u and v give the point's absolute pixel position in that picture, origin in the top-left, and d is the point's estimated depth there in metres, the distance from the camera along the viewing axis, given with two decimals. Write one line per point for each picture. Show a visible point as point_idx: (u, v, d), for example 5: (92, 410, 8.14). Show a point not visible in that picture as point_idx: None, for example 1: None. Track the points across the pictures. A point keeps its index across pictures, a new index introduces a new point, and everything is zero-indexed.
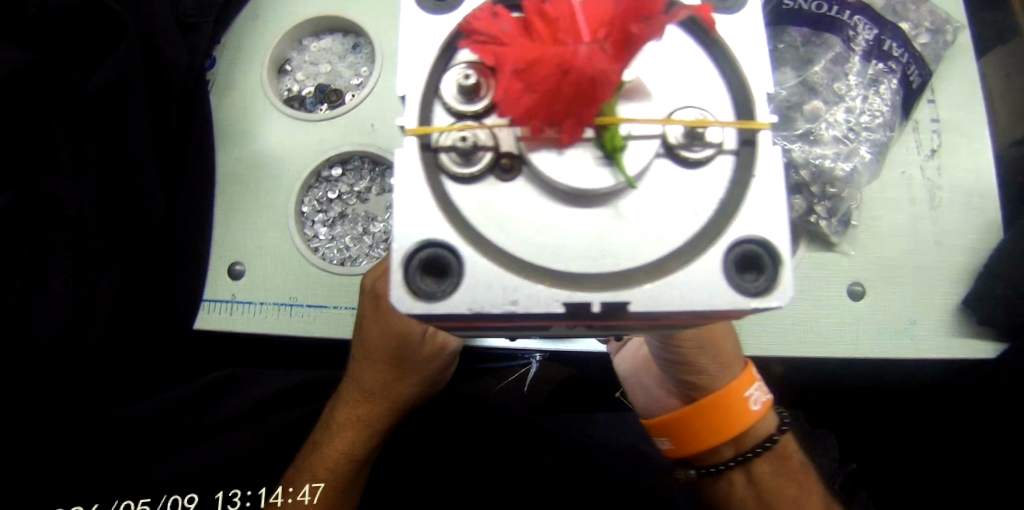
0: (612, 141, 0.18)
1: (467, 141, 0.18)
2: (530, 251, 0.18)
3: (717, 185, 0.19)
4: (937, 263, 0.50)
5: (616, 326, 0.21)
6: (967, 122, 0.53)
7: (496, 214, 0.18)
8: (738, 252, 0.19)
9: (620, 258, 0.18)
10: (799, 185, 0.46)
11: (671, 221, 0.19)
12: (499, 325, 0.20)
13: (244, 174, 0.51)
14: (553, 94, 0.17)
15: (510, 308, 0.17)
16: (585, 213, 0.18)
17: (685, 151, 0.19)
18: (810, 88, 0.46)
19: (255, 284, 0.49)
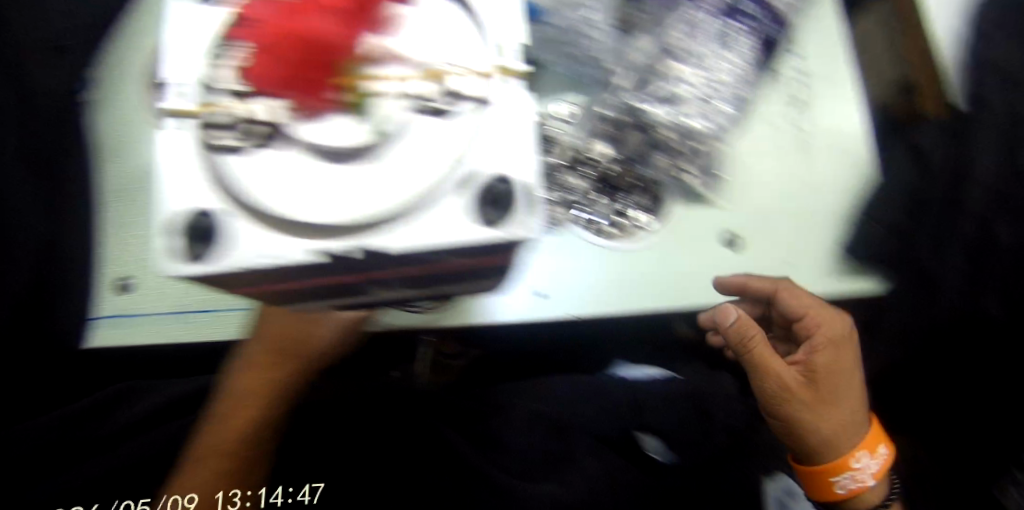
0: (357, 101, 0.28)
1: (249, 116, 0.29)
2: (294, 211, 0.28)
3: (462, 132, 0.29)
4: (810, 209, 0.54)
5: (384, 271, 0.30)
6: (834, 72, 0.56)
7: (262, 181, 0.29)
8: (485, 191, 0.29)
9: (360, 210, 0.28)
10: (669, 144, 0.50)
11: (419, 171, 0.28)
12: (282, 283, 0.32)
13: (127, 187, 0.50)
14: (302, 62, 0.26)
15: (272, 259, 0.28)
16: (337, 166, 0.28)
17: (430, 106, 0.29)
18: (668, 51, 0.50)
19: (143, 296, 0.48)
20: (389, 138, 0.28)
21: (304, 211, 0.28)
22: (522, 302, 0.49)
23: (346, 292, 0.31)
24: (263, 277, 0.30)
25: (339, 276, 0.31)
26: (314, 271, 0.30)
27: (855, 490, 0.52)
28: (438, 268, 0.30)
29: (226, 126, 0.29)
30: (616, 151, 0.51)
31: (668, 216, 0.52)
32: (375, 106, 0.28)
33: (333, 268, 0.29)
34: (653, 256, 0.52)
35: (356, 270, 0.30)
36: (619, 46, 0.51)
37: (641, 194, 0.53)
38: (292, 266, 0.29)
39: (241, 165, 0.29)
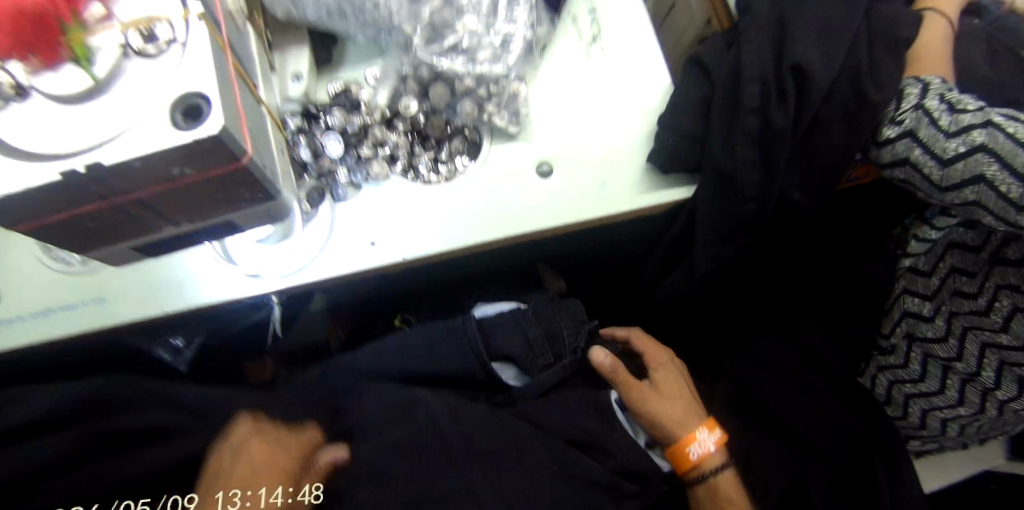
0: (79, 55, 0.31)
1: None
2: (39, 148, 0.32)
3: (170, 67, 0.33)
4: (617, 130, 0.58)
5: (137, 190, 0.34)
6: (622, 6, 0.61)
7: (13, 127, 0.32)
8: (180, 107, 0.32)
9: (98, 137, 0.32)
10: (469, 91, 0.53)
11: (139, 101, 0.32)
12: (51, 219, 0.35)
13: None
14: (18, 29, 0.30)
15: (20, 187, 0.31)
16: (76, 107, 0.32)
17: (141, 48, 0.33)
18: (454, 8, 0.52)
19: (9, 301, 0.53)
20: (111, 76, 0.32)
21: (40, 145, 0.32)
22: (352, 253, 0.52)
23: (120, 214, 0.36)
24: (35, 212, 0.34)
25: (92, 203, 0.34)
26: (71, 200, 0.33)
27: (703, 457, 0.60)
28: (173, 184, 0.34)
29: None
30: (423, 105, 0.54)
31: (484, 154, 0.55)
32: (99, 59, 0.32)
33: (79, 190, 0.33)
34: (471, 192, 0.54)
35: (105, 196, 0.34)
36: (410, 8, 0.52)
37: (457, 140, 0.55)
38: (36, 193, 0.32)
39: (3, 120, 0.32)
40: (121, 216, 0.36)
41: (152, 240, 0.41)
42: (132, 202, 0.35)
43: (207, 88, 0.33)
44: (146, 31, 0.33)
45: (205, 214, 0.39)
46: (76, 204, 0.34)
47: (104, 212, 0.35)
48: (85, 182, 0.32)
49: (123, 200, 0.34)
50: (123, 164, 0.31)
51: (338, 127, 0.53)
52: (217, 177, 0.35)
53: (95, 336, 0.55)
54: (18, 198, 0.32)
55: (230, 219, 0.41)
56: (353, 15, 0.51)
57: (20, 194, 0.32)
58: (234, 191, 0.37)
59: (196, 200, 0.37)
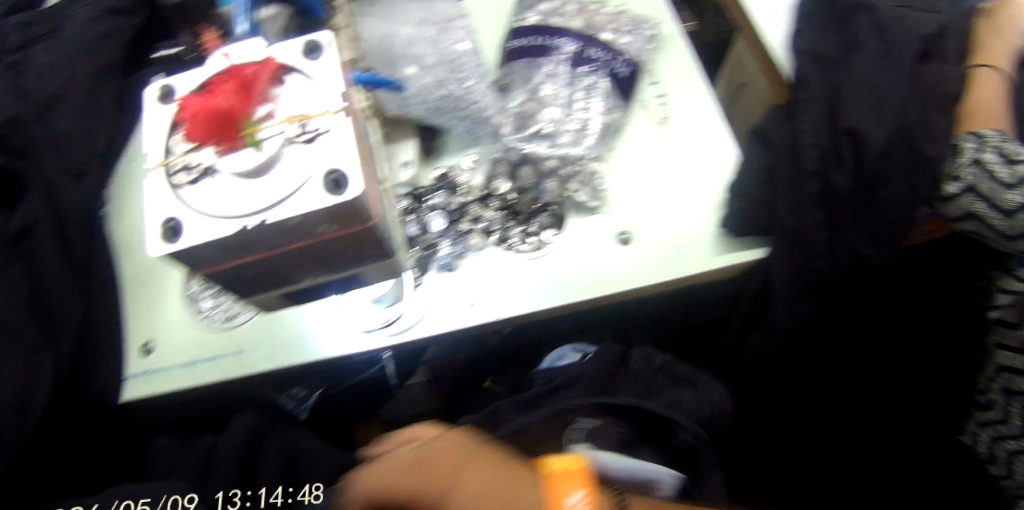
0: (250, 139, 0.36)
1: (189, 161, 0.38)
2: (222, 210, 0.36)
3: (318, 154, 0.36)
4: (689, 199, 0.64)
5: (292, 244, 0.38)
6: (689, 90, 0.69)
7: (202, 198, 0.37)
8: (326, 179, 0.35)
9: (268, 200, 0.36)
10: (554, 170, 0.61)
11: (297, 174, 0.36)
12: (222, 265, 0.39)
13: (145, 279, 0.66)
14: (216, 125, 0.37)
15: (210, 238, 0.36)
16: (252, 183, 0.36)
17: (299, 137, 0.37)
18: (537, 101, 0.62)
19: (165, 355, 0.62)
20: (272, 159, 0.36)
21: (221, 208, 0.36)
22: (456, 316, 0.58)
23: (273, 261, 0.40)
24: (215, 259, 0.39)
25: (256, 252, 0.38)
26: (243, 249, 0.38)
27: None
28: (318, 239, 0.38)
29: (177, 171, 0.38)
30: (513, 185, 0.62)
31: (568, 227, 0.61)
32: (264, 143, 0.36)
33: (250, 242, 0.37)
34: (559, 261, 0.60)
35: (265, 247, 0.38)
36: (499, 102, 0.62)
37: (544, 214, 0.61)
38: (217, 244, 0.37)
39: (191, 189, 0.37)
40: (274, 267, 0.41)
41: (295, 289, 0.45)
42: (284, 254, 0.39)
43: (346, 166, 0.36)
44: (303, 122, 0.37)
45: (339, 265, 0.43)
46: (244, 253, 0.38)
47: (262, 260, 0.40)
48: (255, 234, 0.36)
49: (278, 251, 0.38)
50: (284, 222, 0.36)
51: (443, 207, 0.61)
52: (353, 232, 0.39)
53: (228, 391, 0.62)
54: (203, 246, 0.36)
55: (358, 269, 0.45)
56: (452, 111, 0.60)
57: (207, 242, 0.36)
58: (362, 247, 0.41)
59: (334, 252, 0.41)
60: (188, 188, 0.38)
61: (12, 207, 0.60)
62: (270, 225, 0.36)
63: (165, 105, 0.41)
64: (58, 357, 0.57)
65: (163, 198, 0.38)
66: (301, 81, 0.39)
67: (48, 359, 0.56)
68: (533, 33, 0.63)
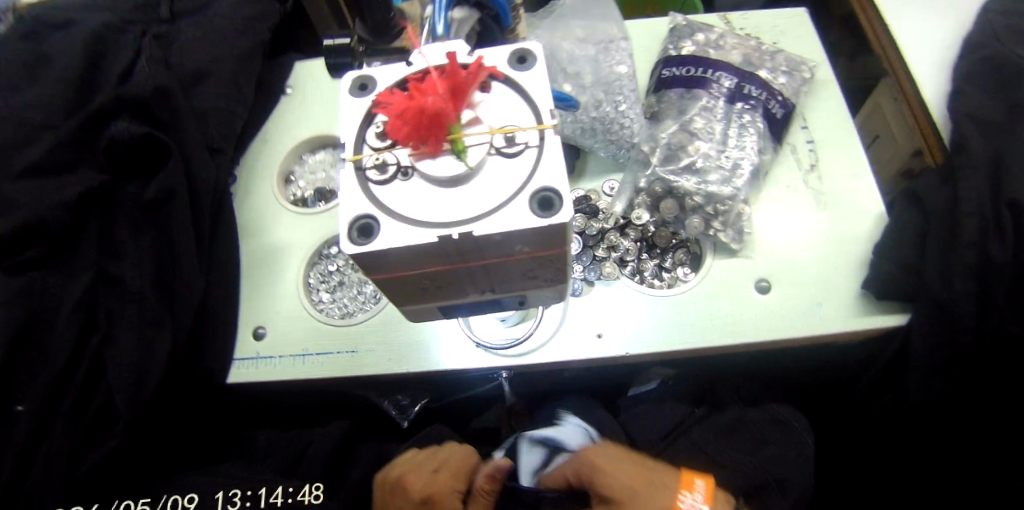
0: (456, 148, 0.29)
1: (380, 161, 0.30)
2: (423, 214, 0.28)
3: (527, 165, 0.29)
4: (833, 254, 0.59)
5: (485, 259, 0.30)
6: (839, 140, 0.66)
7: (398, 197, 0.29)
8: (540, 194, 0.27)
9: (474, 209, 0.28)
10: (698, 208, 0.58)
11: (506, 188, 0.28)
12: (394, 276, 0.30)
13: (262, 258, 0.64)
14: (418, 124, 0.28)
15: (407, 243, 0.27)
16: (455, 191, 0.29)
17: (505, 150, 0.29)
18: (689, 133, 0.59)
19: (275, 340, 0.59)
20: (476, 170, 0.29)
21: (420, 215, 0.28)
22: (582, 344, 0.55)
23: (449, 277, 0.32)
24: (391, 271, 0.30)
25: (442, 264, 0.29)
26: (430, 259, 0.29)
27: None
28: (510, 258, 0.30)
29: (368, 164, 0.30)
30: (654, 217, 0.60)
31: (706, 267, 0.58)
32: (470, 154, 0.29)
33: (446, 254, 0.28)
34: (695, 300, 0.57)
35: (455, 260, 0.29)
36: (649, 130, 0.61)
37: (681, 250, 0.60)
38: (408, 254, 0.28)
39: (380, 192, 0.29)
40: (447, 286, 0.33)
41: (452, 305, 0.37)
42: (468, 269, 0.31)
43: (555, 181, 0.28)
44: (512, 132, 0.29)
45: (515, 287, 0.35)
46: (431, 264, 0.29)
47: (442, 273, 0.31)
48: (455, 247, 0.28)
49: (468, 265, 0.30)
50: (488, 238, 0.27)
51: (580, 230, 0.59)
52: (549, 255, 0.30)
53: (330, 387, 0.60)
54: (392, 254, 0.28)
55: (530, 292, 0.36)
56: (602, 133, 0.60)
57: (401, 249, 0.27)
58: (545, 270, 0.32)
59: (517, 273, 0.32)
60: (373, 188, 0.30)
61: (151, 174, 0.60)
62: (476, 239, 0.27)
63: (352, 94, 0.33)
64: (179, 330, 0.54)
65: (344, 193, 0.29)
66: (513, 85, 0.31)
67: (170, 331, 0.54)
68: (689, 63, 0.61)
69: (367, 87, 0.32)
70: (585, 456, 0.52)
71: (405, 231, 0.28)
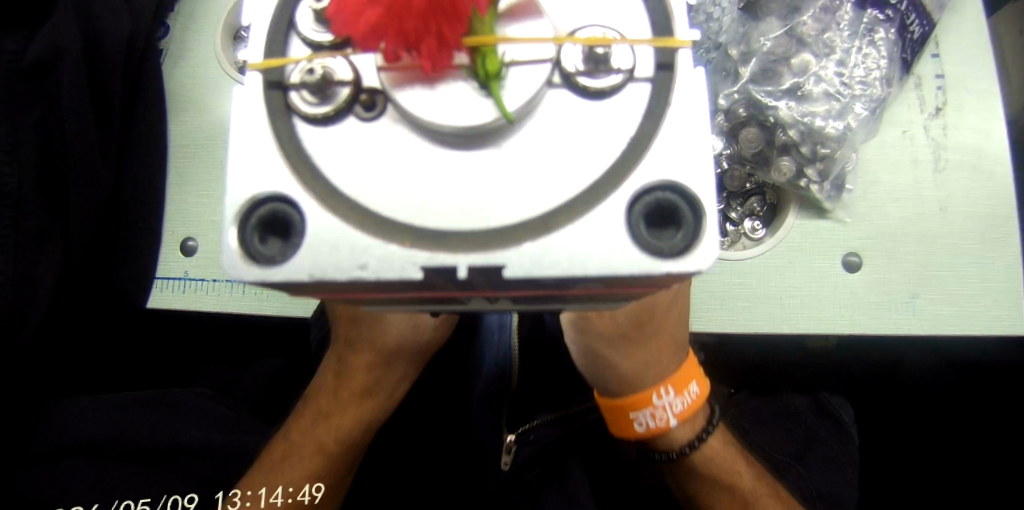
0: (485, 69, 0.13)
1: (316, 73, 0.14)
2: (393, 203, 0.14)
3: (625, 117, 0.14)
4: (943, 231, 0.45)
5: (510, 293, 0.16)
6: (977, 78, 0.48)
7: (350, 156, 0.15)
8: (650, 202, 0.14)
9: (500, 208, 0.14)
10: (789, 145, 0.43)
11: (577, 168, 0.14)
12: (350, 298, 0.17)
13: (197, 146, 0.48)
14: (398, 5, 0.13)
15: (357, 273, 0.14)
16: (471, 155, 0.14)
17: (585, 79, 0.14)
18: (796, 40, 0.43)
19: (209, 259, 0.46)
20: (521, 120, 0.14)
21: (393, 207, 0.14)
22: None
23: (443, 298, 0.18)
24: (325, 293, 0.16)
25: (433, 294, 0.16)
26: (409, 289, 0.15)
27: (653, 430, 0.38)
28: (560, 293, 0.16)
29: (297, 75, 0.15)
30: (728, 147, 0.44)
31: (783, 227, 0.44)
32: (511, 82, 0.14)
33: (444, 289, 0.15)
34: (760, 273, 0.43)
35: (459, 290, 0.16)
36: (742, 28, 0.44)
37: (755, 199, 0.45)
38: (367, 286, 0.15)
39: (316, 141, 0.15)
40: (436, 300, 0.19)
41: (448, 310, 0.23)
42: (475, 295, 0.17)
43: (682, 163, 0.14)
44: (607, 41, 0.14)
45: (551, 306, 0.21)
46: (407, 291, 0.16)
47: (431, 298, 0.17)
48: (458, 284, 0.14)
49: (478, 296, 0.16)
50: (529, 281, 0.14)
51: None
52: (630, 291, 0.16)
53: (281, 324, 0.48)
54: (335, 286, 0.14)
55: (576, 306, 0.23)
56: None
57: (351, 283, 0.14)
58: (612, 298, 0.18)
59: (558, 299, 0.19)
60: (300, 131, 0.15)
61: None
62: (504, 278, 0.14)
63: None
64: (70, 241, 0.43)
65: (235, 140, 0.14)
66: None
67: (57, 244, 0.42)
68: None
69: None
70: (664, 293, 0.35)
71: (362, 242, 0.14)
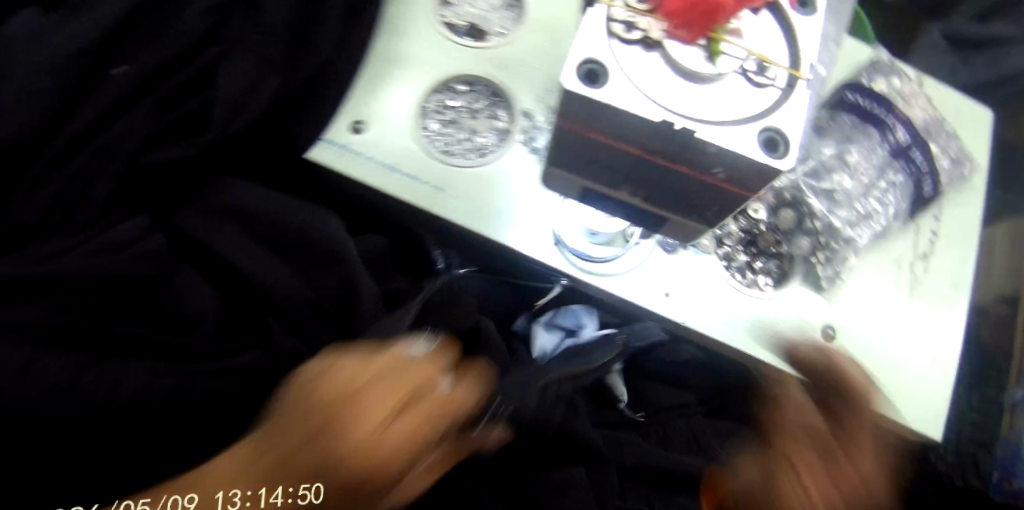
0: (714, 49, 0.29)
1: (632, 19, 0.29)
2: (648, 86, 0.28)
3: (768, 98, 0.29)
4: (902, 337, 0.59)
5: (670, 167, 0.30)
6: (958, 243, 0.63)
7: (636, 59, 0.29)
8: (769, 135, 0.28)
9: (702, 108, 0.28)
10: (813, 232, 0.57)
11: (742, 108, 0.28)
12: (583, 140, 0.31)
13: (388, 59, 0.58)
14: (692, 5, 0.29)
15: (625, 107, 0.28)
16: (687, 82, 0.29)
17: (754, 73, 0.29)
18: (841, 161, 0.58)
19: (373, 142, 0.55)
20: (719, 77, 0.29)
21: (651, 87, 0.28)
22: (648, 300, 0.53)
23: (625, 164, 0.32)
24: (584, 125, 0.30)
25: (637, 148, 0.30)
26: (631, 138, 0.29)
27: None
28: (695, 173, 0.30)
29: (619, 16, 0.29)
30: (768, 218, 0.58)
31: (790, 289, 0.57)
32: (721, 60, 0.29)
33: (648, 144, 0.29)
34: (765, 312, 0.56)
35: (651, 149, 0.30)
36: (807, 140, 0.59)
37: (774, 260, 0.58)
38: (620, 122, 0.29)
39: (616, 43, 0.29)
40: (617, 168, 0.33)
41: (605, 194, 0.36)
42: (647, 163, 0.31)
43: (789, 128, 0.28)
44: (767, 62, 0.30)
45: (664, 205, 0.34)
46: (632, 141, 0.30)
47: (627, 154, 0.31)
48: (662, 139, 0.29)
49: (653, 159, 0.30)
50: (702, 145, 0.28)
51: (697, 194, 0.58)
52: (727, 190, 0.30)
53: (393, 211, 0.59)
54: (603, 115, 0.29)
55: (679, 220, 0.36)
56: None
57: (616, 114, 0.28)
58: (710, 202, 0.32)
59: (680, 191, 0.32)
60: (613, 42, 0.29)
61: None
62: (691, 140, 0.28)
63: None
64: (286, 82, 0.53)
65: (586, 29, 0.29)
66: (784, 21, 0.32)
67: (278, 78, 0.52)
68: (875, 97, 0.58)
69: None
70: (788, 442, 0.50)
71: (633, 95, 0.28)
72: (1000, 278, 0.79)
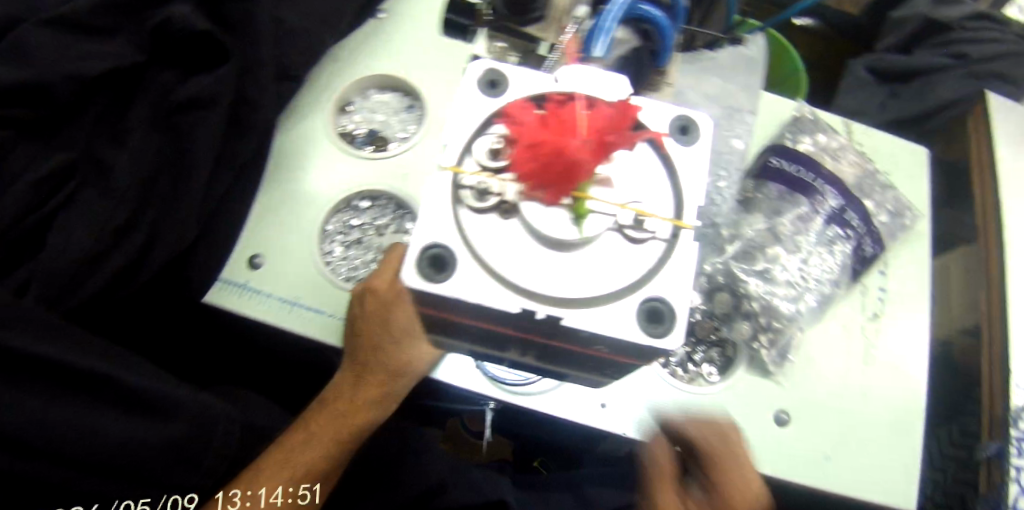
0: (578, 210, 0.24)
1: (483, 186, 0.25)
2: (504, 265, 0.24)
3: (645, 260, 0.25)
4: (863, 413, 0.54)
5: (554, 344, 0.27)
6: (913, 294, 0.60)
7: (489, 234, 0.25)
8: (648, 304, 0.24)
9: (570, 284, 0.24)
10: (751, 313, 0.54)
11: (607, 273, 0.25)
12: (453, 319, 0.27)
13: (280, 184, 0.51)
14: (546, 167, 0.24)
15: (479, 299, 0.24)
16: (555, 253, 0.25)
17: (630, 231, 0.25)
18: (774, 237, 0.55)
19: (274, 276, 0.49)
20: (588, 242, 0.25)
21: (509, 265, 0.24)
22: (585, 415, 0.49)
23: (506, 337, 0.28)
24: (438, 309, 0.26)
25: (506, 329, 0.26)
26: (500, 319, 0.25)
27: None
28: (583, 349, 0.26)
29: (469, 189, 0.25)
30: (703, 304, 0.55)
31: (734, 376, 0.53)
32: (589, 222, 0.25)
33: (520, 326, 0.25)
34: (716, 408, 0.52)
35: (530, 331, 0.26)
36: (735, 216, 0.56)
37: (714, 348, 0.55)
38: (477, 307, 0.24)
39: (467, 218, 0.25)
40: (494, 339, 0.29)
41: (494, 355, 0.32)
42: (525, 337, 0.27)
43: (670, 295, 0.25)
44: (644, 215, 0.26)
45: (555, 362, 0.30)
46: (502, 324, 0.26)
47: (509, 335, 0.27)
48: (529, 321, 0.25)
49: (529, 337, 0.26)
50: (573, 329, 0.24)
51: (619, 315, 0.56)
52: (610, 357, 0.27)
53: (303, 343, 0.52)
54: (458, 300, 0.24)
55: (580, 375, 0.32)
56: None
57: (472, 303, 0.24)
58: (604, 366, 0.28)
59: (567, 357, 0.29)
60: (463, 213, 0.25)
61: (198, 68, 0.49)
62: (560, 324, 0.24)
63: (486, 98, 0.27)
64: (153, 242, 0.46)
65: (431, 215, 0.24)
66: (664, 153, 0.27)
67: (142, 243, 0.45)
68: (801, 161, 0.54)
69: (499, 88, 0.27)
70: None
71: (482, 277, 0.24)
72: (962, 309, 0.77)
